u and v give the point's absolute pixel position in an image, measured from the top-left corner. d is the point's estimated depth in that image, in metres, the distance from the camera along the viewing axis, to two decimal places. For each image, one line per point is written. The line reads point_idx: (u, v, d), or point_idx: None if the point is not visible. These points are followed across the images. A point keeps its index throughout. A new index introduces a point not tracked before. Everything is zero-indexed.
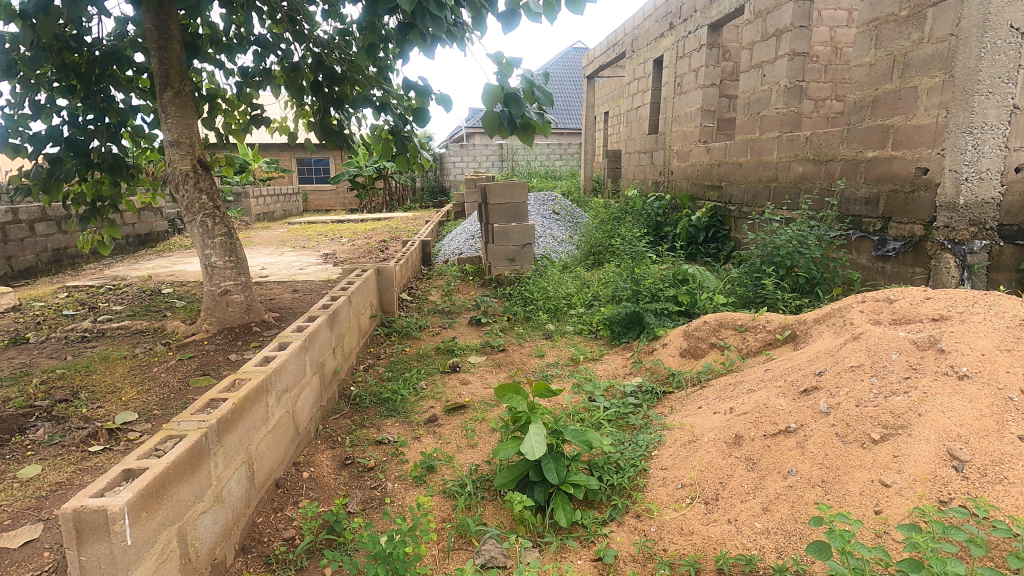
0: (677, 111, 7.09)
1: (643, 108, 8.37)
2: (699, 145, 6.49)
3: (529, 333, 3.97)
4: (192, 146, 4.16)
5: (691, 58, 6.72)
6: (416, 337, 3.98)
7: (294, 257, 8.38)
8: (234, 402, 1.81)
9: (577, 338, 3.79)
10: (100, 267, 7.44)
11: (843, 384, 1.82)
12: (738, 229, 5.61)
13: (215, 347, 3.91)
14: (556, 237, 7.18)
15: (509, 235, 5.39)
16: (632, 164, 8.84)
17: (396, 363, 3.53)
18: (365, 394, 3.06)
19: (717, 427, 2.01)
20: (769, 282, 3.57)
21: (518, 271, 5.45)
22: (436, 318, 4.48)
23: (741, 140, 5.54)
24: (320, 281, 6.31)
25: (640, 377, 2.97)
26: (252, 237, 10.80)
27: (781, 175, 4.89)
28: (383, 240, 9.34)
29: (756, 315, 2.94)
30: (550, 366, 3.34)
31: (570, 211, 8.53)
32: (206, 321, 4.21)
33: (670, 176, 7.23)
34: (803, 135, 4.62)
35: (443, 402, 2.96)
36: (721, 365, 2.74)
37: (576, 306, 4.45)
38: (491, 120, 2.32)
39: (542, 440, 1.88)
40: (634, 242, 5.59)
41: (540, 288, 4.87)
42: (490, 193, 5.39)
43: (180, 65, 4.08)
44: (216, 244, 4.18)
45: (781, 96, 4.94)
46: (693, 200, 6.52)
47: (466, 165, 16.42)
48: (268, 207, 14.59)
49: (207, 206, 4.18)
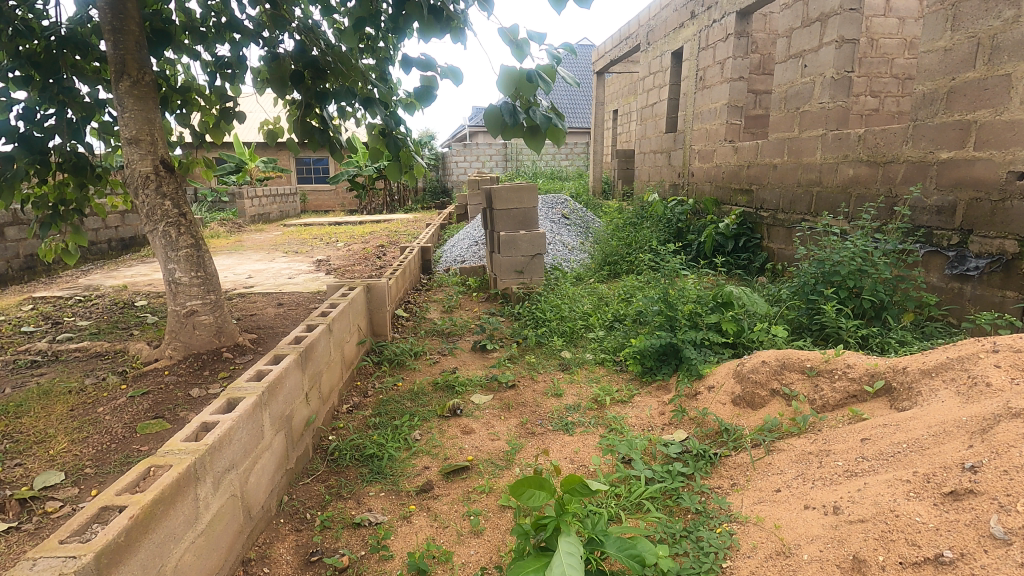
0: (699, 108, 6.52)
1: (659, 105, 7.79)
2: (725, 144, 5.91)
3: (542, 363, 3.41)
4: (154, 144, 3.60)
5: (715, 49, 6.14)
6: (411, 367, 3.42)
7: (285, 263, 7.83)
8: (133, 515, 1.26)
9: (600, 372, 3.22)
10: (76, 275, 6.90)
11: (1019, 494, 1.25)
12: (772, 238, 5.03)
13: (177, 379, 3.36)
14: (566, 244, 6.61)
15: (517, 245, 4.81)
16: (646, 164, 8.26)
17: (385, 404, 2.96)
18: (346, 448, 2.50)
19: (819, 538, 1.44)
20: (830, 307, 2.99)
21: (527, 285, 4.87)
22: (434, 342, 3.92)
23: (777, 138, 4.97)
24: (309, 293, 5.75)
25: (684, 431, 2.40)
26: (243, 241, 10.26)
27: (827, 179, 4.32)
28: (381, 246, 8.79)
29: (828, 354, 2.37)
30: (569, 411, 2.77)
31: (581, 216, 7.94)
32: (170, 346, 3.66)
33: (691, 178, 6.66)
34: (855, 133, 4.04)
35: (441, 462, 2.39)
36: (791, 423, 2.17)
37: (594, 330, 3.88)
38: (491, 112, 1.81)
39: (577, 564, 1.31)
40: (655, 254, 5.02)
41: (553, 306, 4.29)
42: (496, 198, 4.83)
43: (139, 51, 3.52)
44: (180, 257, 3.62)
45: (826, 89, 4.36)
46: (718, 205, 5.94)
47: (469, 165, 15.86)
48: (263, 208, 14.08)
49: (171, 213, 3.62)
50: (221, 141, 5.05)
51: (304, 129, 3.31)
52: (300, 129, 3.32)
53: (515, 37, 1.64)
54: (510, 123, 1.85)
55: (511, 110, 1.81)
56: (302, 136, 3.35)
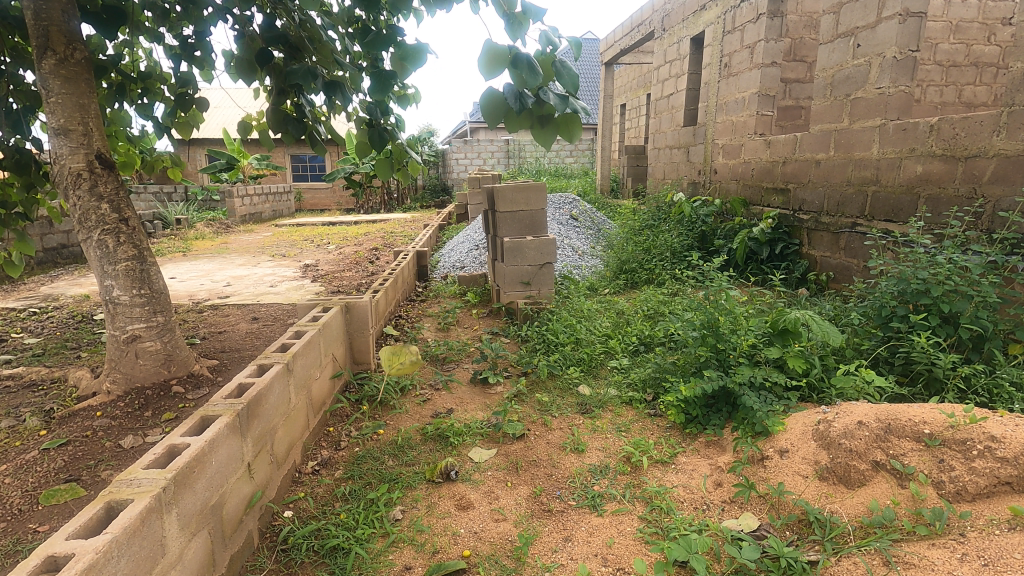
0: (723, 98, 5.90)
1: (676, 97, 7.16)
2: (756, 138, 5.29)
3: (556, 403, 2.81)
4: (87, 135, 2.95)
5: (744, 31, 5.51)
6: (396, 408, 2.81)
7: (270, 268, 7.24)
8: None
9: (631, 418, 2.61)
10: (38, 283, 6.31)
11: None
12: (816, 244, 4.41)
13: (109, 425, 2.74)
14: (576, 249, 6.00)
15: (523, 253, 4.18)
16: (661, 161, 7.64)
17: (362, 462, 2.34)
18: (303, 535, 1.88)
19: None
20: (923, 339, 2.37)
21: (535, 298, 4.23)
22: (427, 371, 3.31)
23: (821, 130, 4.34)
24: (289, 304, 5.16)
25: (756, 517, 1.78)
26: (230, 242, 9.69)
27: (887, 177, 3.71)
28: (375, 249, 8.21)
29: (954, 418, 1.75)
30: (596, 477, 2.15)
31: (592, 217, 7.33)
32: (108, 379, 3.04)
33: (714, 176, 6.05)
34: (923, 122, 3.42)
35: (428, 560, 1.78)
36: (918, 522, 1.56)
37: (617, 358, 3.27)
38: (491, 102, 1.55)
39: None
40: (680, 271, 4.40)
41: (566, 324, 3.67)
42: (499, 199, 4.26)
43: (67, 20, 2.84)
44: (119, 272, 2.99)
45: (886, 72, 3.73)
46: (747, 207, 5.33)
47: (470, 163, 15.22)
48: (255, 207, 13.49)
49: (109, 218, 2.98)
50: (188, 138, 4.46)
51: (273, 118, 2.64)
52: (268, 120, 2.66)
53: (511, 10, 1.20)
54: (516, 112, 1.55)
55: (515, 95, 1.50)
56: (271, 130, 2.69)
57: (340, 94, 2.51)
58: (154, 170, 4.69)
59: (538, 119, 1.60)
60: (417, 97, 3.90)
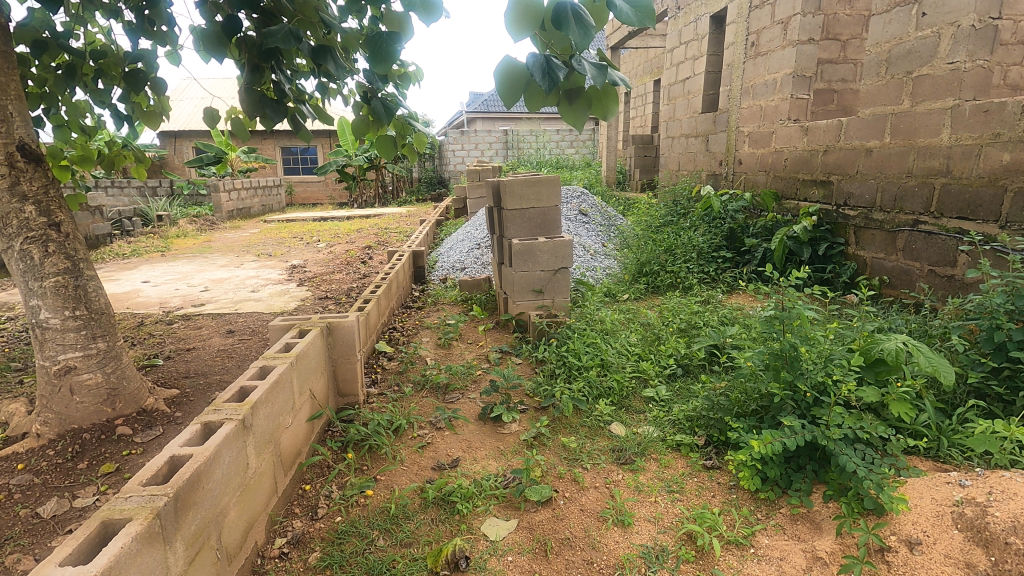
0: (749, 80, 5.35)
1: (693, 81, 6.59)
2: (790, 125, 4.76)
3: (586, 449, 2.28)
4: (2, 121, 2.32)
5: (776, 5, 4.94)
6: (389, 456, 2.28)
7: (253, 270, 6.68)
8: None
9: (682, 471, 2.09)
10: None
11: None
12: (867, 244, 3.89)
13: (29, 484, 2.19)
14: (588, 248, 5.46)
15: (535, 257, 3.65)
16: (674, 151, 7.10)
17: (347, 539, 1.82)
18: None
19: None
20: None
21: (549, 309, 3.70)
22: (426, 403, 2.78)
23: (873, 114, 3.80)
24: (270, 314, 4.60)
25: None
26: (214, 240, 9.13)
27: (961, 167, 3.20)
28: (368, 247, 7.65)
29: None
30: (652, 567, 1.63)
31: (602, 212, 6.77)
32: (37, 420, 2.49)
33: (739, 167, 5.52)
34: (1012, 102, 2.90)
35: None
36: None
37: (652, 386, 2.75)
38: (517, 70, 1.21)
39: None
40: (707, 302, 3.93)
41: (589, 340, 3.14)
42: (506, 194, 3.73)
43: None
44: (46, 291, 2.43)
45: (960, 44, 3.20)
46: (779, 201, 4.80)
47: (467, 155, 14.56)
48: (244, 203, 12.91)
49: (33, 224, 2.41)
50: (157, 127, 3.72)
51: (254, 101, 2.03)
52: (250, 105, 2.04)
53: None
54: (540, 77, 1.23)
55: (544, 71, 1.12)
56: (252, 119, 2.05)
57: (331, 61, 1.96)
58: (117, 163, 4.25)
59: (566, 96, 1.25)
60: (418, 74, 3.39)
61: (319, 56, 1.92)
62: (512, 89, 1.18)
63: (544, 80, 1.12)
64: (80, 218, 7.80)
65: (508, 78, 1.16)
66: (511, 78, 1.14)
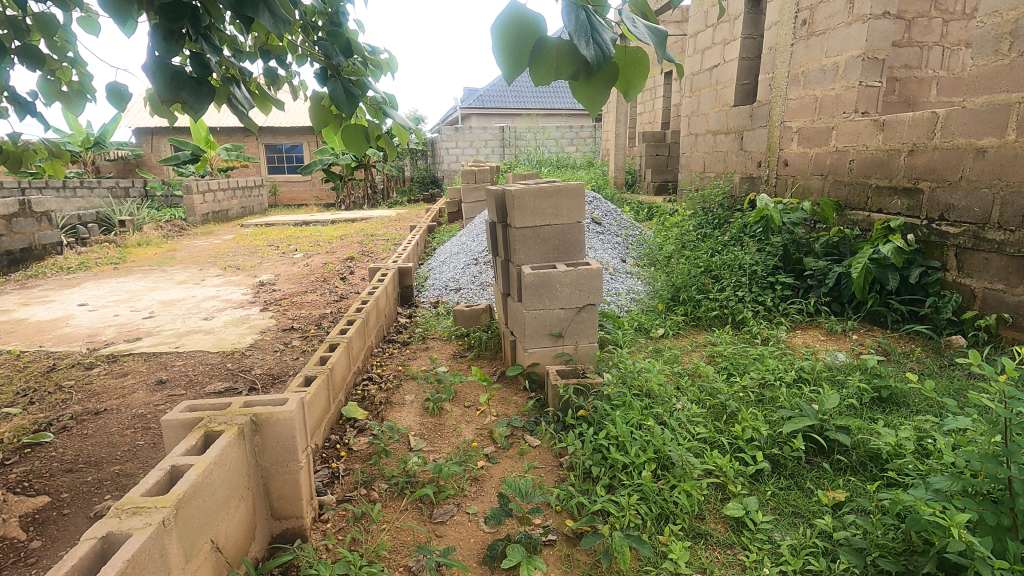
0: (799, 65, 4.48)
1: (723, 70, 5.71)
2: (858, 119, 3.89)
3: None
4: None
5: None
6: None
7: (214, 288, 5.76)
8: None
9: None
10: None
11: None
12: (978, 270, 3.03)
13: None
14: (607, 265, 4.59)
15: (553, 291, 2.77)
16: (698, 150, 6.23)
17: None
18: None
19: None
20: None
21: (571, 358, 2.83)
22: (404, 523, 1.90)
23: (987, 103, 2.93)
24: (218, 354, 3.69)
25: None
26: (180, 248, 8.23)
27: None
28: (350, 258, 6.73)
29: None
30: None
31: (618, 221, 5.90)
32: None
33: (785, 170, 4.66)
34: None
35: None
36: None
37: (737, 499, 1.89)
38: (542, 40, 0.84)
39: None
40: (779, 352, 3.04)
41: (635, 413, 2.27)
42: (515, 207, 2.84)
43: None
44: None
45: None
46: (841, 210, 3.94)
47: (461, 153, 13.63)
48: (221, 205, 11.94)
49: None
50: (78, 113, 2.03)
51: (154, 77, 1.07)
52: (167, 86, 1.15)
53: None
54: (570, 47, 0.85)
55: (586, 37, 0.80)
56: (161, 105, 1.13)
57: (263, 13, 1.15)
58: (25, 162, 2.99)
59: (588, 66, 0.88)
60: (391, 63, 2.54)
61: (244, 4, 1.13)
62: (512, 55, 0.84)
63: (590, 47, 0.80)
64: (22, 225, 6.86)
65: (510, 34, 0.82)
66: (522, 38, 0.82)
